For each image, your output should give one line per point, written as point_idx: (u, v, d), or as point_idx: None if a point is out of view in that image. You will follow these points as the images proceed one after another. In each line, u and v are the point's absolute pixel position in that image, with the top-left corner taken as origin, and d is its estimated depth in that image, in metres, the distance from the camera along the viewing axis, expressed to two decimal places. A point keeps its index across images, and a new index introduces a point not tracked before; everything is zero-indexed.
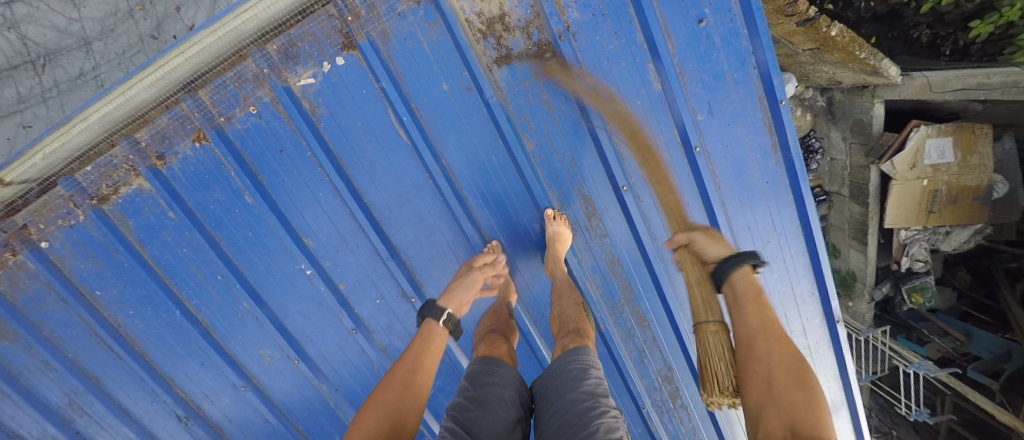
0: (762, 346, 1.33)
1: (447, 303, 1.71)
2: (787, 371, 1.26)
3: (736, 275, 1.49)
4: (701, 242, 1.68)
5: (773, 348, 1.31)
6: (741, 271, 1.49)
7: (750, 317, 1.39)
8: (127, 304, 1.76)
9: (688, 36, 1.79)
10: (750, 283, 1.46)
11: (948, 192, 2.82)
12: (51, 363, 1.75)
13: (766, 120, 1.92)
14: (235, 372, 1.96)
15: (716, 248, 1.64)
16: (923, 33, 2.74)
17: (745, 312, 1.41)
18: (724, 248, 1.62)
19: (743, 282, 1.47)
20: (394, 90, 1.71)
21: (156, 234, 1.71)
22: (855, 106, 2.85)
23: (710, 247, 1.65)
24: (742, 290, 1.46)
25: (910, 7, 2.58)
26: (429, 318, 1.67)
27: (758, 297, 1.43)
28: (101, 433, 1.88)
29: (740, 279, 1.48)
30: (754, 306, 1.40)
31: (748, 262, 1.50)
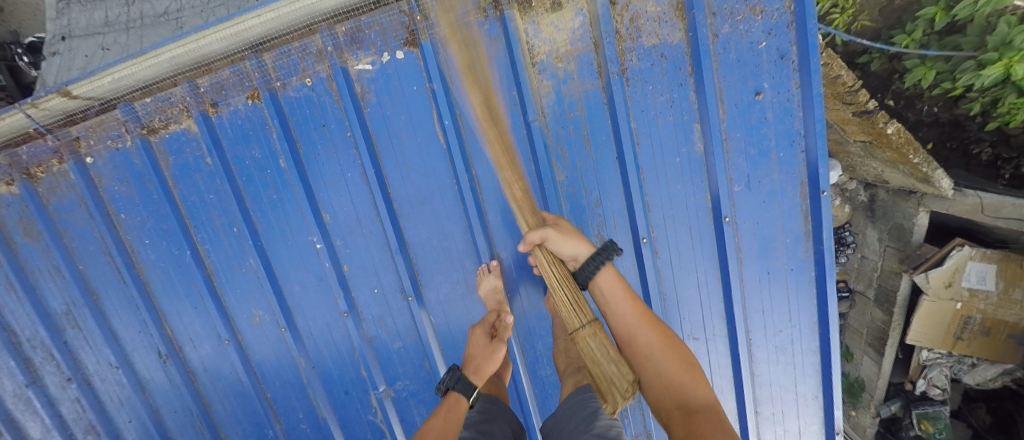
0: (642, 335, 1.44)
1: (475, 379, 1.72)
2: (667, 351, 1.41)
3: (600, 274, 1.53)
4: (556, 242, 1.55)
5: (649, 331, 1.45)
6: (604, 268, 1.52)
7: (621, 306, 1.49)
8: (144, 232, 1.84)
9: (741, 106, 1.75)
10: (612, 279, 1.52)
11: (982, 322, 2.66)
12: (61, 269, 1.86)
13: (803, 206, 1.83)
14: (223, 324, 1.98)
15: (572, 248, 1.55)
16: (984, 150, 2.63)
17: (618, 309, 1.49)
18: (580, 244, 1.54)
19: (608, 280, 1.52)
20: (443, 92, 1.75)
21: (190, 176, 1.79)
22: (898, 209, 2.77)
23: (565, 247, 1.55)
24: (608, 290, 1.51)
25: (975, 121, 2.51)
26: (455, 391, 1.67)
27: (622, 285, 1.51)
28: (85, 349, 1.96)
29: (603, 276, 1.52)
30: (623, 298, 1.49)
31: (607, 258, 1.53)
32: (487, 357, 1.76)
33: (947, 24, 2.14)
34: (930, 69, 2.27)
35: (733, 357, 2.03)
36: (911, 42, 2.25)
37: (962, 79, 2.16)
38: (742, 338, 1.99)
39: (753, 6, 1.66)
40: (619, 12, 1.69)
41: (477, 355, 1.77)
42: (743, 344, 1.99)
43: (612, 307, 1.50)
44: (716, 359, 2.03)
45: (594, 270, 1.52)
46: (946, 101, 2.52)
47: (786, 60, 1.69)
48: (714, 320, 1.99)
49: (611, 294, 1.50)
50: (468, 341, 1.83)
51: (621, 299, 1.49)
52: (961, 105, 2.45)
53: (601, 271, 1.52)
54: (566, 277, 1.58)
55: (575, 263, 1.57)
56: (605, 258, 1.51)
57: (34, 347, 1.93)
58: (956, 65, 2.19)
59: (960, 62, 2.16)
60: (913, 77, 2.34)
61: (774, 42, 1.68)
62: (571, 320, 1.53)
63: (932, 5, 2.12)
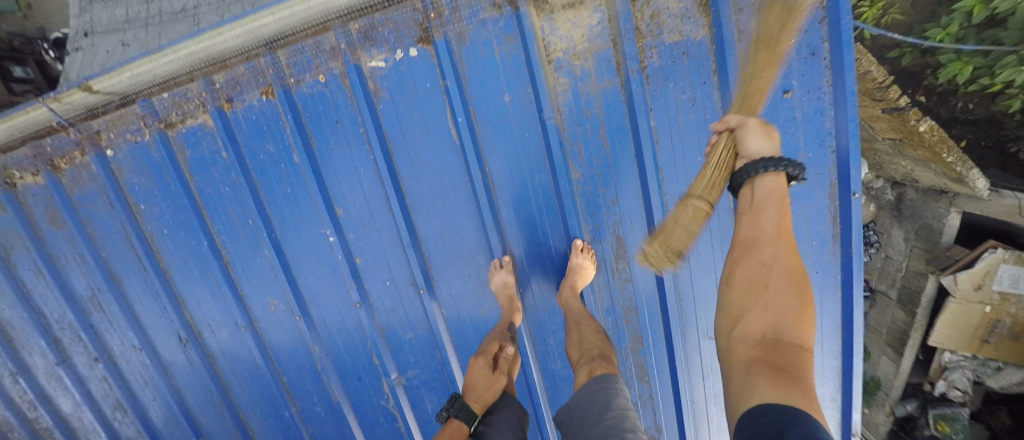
0: (771, 249, 1.22)
1: (476, 407, 1.76)
2: (788, 283, 1.18)
3: (762, 180, 1.23)
4: (752, 132, 1.29)
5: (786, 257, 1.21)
6: (772, 175, 1.22)
7: (767, 214, 1.22)
8: (162, 223, 1.88)
9: (768, 106, 1.64)
10: (775, 189, 1.23)
11: (1011, 326, 2.58)
12: (85, 256, 1.93)
13: (831, 209, 1.74)
14: (240, 311, 2.04)
15: (758, 144, 1.27)
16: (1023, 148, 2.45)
17: (762, 214, 1.23)
18: (767, 145, 1.27)
19: (768, 190, 1.23)
20: (457, 91, 1.70)
21: (207, 169, 1.81)
22: (928, 208, 2.67)
23: (750, 142, 1.28)
24: (764, 194, 1.23)
25: (1013, 118, 2.35)
26: (457, 419, 1.71)
27: (783, 201, 1.22)
28: (110, 332, 2.04)
29: (766, 184, 1.23)
30: (779, 206, 1.21)
31: (782, 169, 1.22)
32: (487, 386, 1.79)
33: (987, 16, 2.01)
34: (967, 64, 2.13)
35: None
36: (946, 35, 2.12)
37: (1001, 75, 2.04)
38: None
39: None
40: (638, 7, 1.60)
41: (478, 386, 1.80)
42: None
43: (756, 218, 1.23)
44: None
45: (759, 172, 1.23)
46: (982, 98, 2.35)
47: (816, 56, 1.56)
48: None
49: (763, 205, 1.22)
50: (470, 373, 1.86)
51: (771, 211, 1.22)
52: (998, 103, 2.29)
53: (767, 176, 1.23)
54: (729, 160, 1.32)
55: (745, 162, 1.29)
56: (777, 168, 1.21)
57: (63, 330, 2.03)
58: (996, 60, 2.05)
59: (1000, 56, 2.05)
60: (948, 72, 2.20)
61: (805, 38, 1.55)
62: (701, 181, 1.35)
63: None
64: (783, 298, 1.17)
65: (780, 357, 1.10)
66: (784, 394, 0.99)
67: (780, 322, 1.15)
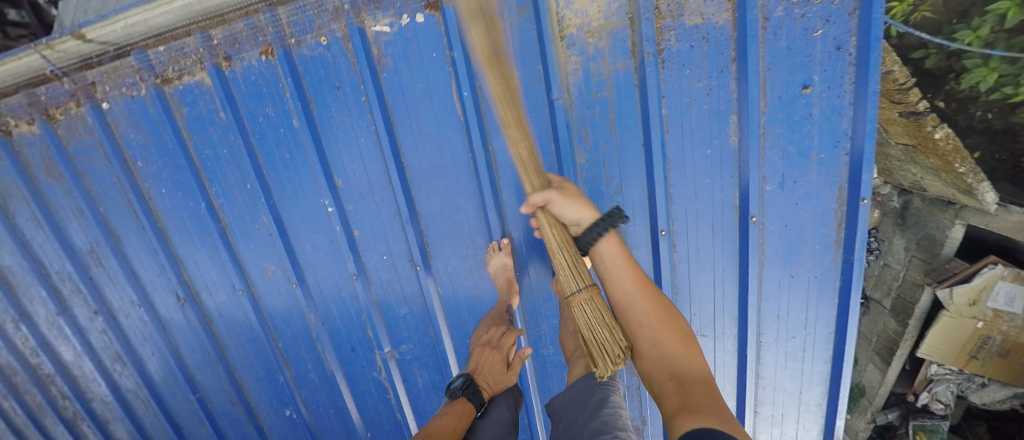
0: (640, 302, 1.29)
1: (484, 393, 1.70)
2: (665, 324, 1.27)
3: (602, 241, 1.37)
4: (560, 205, 1.41)
5: (647, 302, 1.29)
6: (607, 237, 1.36)
7: (619, 270, 1.34)
8: (161, 182, 1.93)
9: (785, 100, 1.56)
10: (615, 247, 1.36)
11: (1001, 343, 2.59)
12: (83, 211, 1.97)
13: (838, 213, 1.65)
14: (237, 275, 2.07)
15: (576, 212, 1.40)
16: None
17: (615, 274, 1.34)
18: (586, 210, 1.40)
19: (611, 249, 1.36)
20: (463, 61, 1.66)
21: (204, 129, 1.84)
22: (932, 219, 2.64)
23: (567, 212, 1.41)
24: (608, 255, 1.36)
25: None
26: (465, 401, 1.62)
27: (626, 255, 1.35)
28: (109, 285, 2.08)
29: (606, 244, 1.36)
30: (622, 261, 1.34)
31: (613, 224, 1.37)
32: (497, 373, 1.74)
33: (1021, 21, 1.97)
34: (992, 70, 2.13)
35: (740, 358, 1.97)
36: (976, 39, 2.07)
37: None
38: (751, 339, 1.90)
39: None
40: None
41: (488, 374, 1.74)
42: (751, 346, 1.91)
43: (609, 278, 1.35)
44: (722, 358, 1.98)
45: (598, 237, 1.36)
46: (1003, 108, 2.28)
47: (842, 51, 1.47)
48: (725, 321, 1.91)
49: (611, 264, 1.35)
50: (475, 358, 1.77)
51: (617, 265, 1.35)
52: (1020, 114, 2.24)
53: (604, 239, 1.36)
54: (565, 242, 1.44)
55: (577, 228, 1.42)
56: (611, 224, 1.35)
57: (63, 280, 2.06)
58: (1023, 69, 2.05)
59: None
60: (972, 78, 2.19)
61: (831, 30, 1.46)
62: (566, 285, 1.39)
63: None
64: (670, 339, 1.25)
65: (696, 395, 1.12)
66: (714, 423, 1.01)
67: (674, 360, 1.21)
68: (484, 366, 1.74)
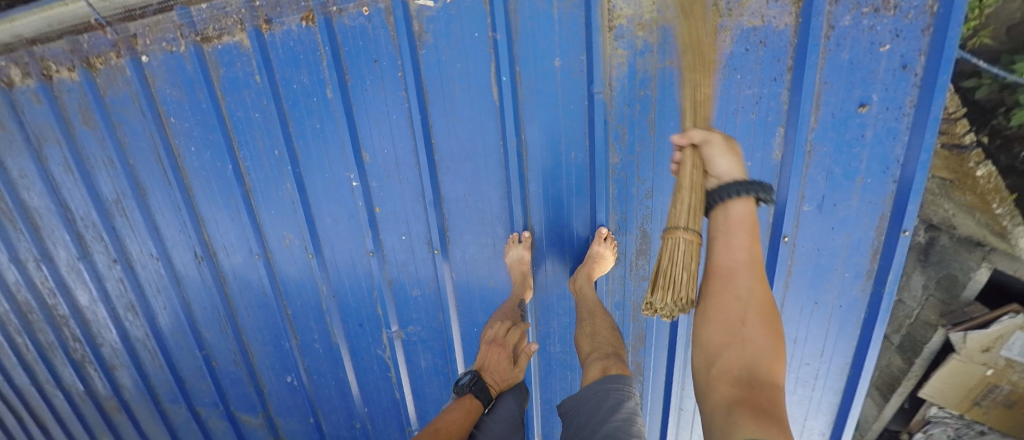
0: (746, 280, 1.01)
1: (493, 389, 1.65)
2: (764, 317, 0.99)
3: (735, 206, 1.07)
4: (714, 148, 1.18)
5: (756, 284, 1.01)
6: (743, 201, 1.06)
7: (739, 240, 1.04)
8: (192, 140, 1.94)
9: (839, 118, 1.55)
10: (746, 216, 1.06)
11: (1008, 393, 2.54)
12: (113, 161, 1.99)
13: (874, 242, 1.66)
14: (256, 239, 2.09)
15: (726, 167, 1.14)
16: None
17: (733, 239, 1.04)
18: (734, 165, 1.14)
19: (741, 217, 1.06)
20: (506, 44, 1.63)
21: (239, 90, 1.84)
22: (957, 258, 2.57)
23: (718, 160, 1.16)
24: (735, 219, 1.07)
25: None
26: (473, 396, 1.58)
27: (755, 230, 1.05)
28: (131, 237, 2.14)
29: (737, 212, 1.07)
30: (749, 231, 1.04)
31: (756, 193, 1.05)
32: (506, 369, 1.68)
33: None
34: None
35: None
36: None
37: None
38: None
39: None
40: None
41: (494, 372, 1.67)
42: None
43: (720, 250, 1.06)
44: None
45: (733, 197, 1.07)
46: None
47: (908, 70, 1.45)
48: None
49: (732, 232, 1.05)
50: (485, 354, 1.71)
51: (743, 235, 1.04)
52: None
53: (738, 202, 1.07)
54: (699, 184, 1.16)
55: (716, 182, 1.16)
56: (752, 192, 1.04)
57: (86, 226, 2.12)
58: None
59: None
60: None
61: (900, 46, 1.43)
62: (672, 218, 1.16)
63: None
64: (759, 334, 0.97)
65: (764, 401, 0.88)
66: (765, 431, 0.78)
67: (757, 358, 0.95)
68: (493, 359, 1.69)
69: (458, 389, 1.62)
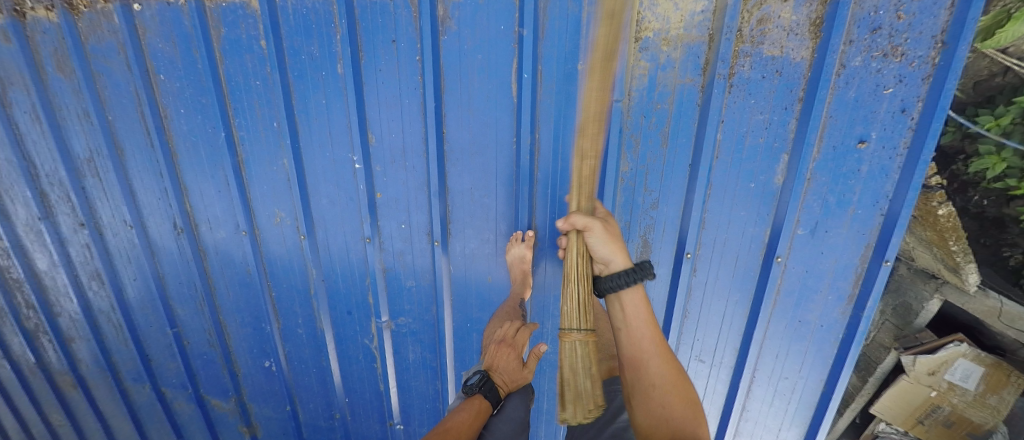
0: (654, 363, 1.24)
1: (502, 391, 1.59)
2: (676, 389, 1.22)
3: (626, 292, 1.26)
4: (597, 237, 1.32)
5: (660, 362, 1.24)
6: (630, 288, 1.25)
7: (638, 329, 1.26)
8: (181, 101, 1.82)
9: (838, 151, 1.61)
10: (638, 301, 1.26)
11: (948, 414, 2.74)
12: (90, 115, 1.84)
13: (859, 268, 1.74)
14: (244, 215, 1.99)
15: (608, 251, 1.31)
16: (1014, 256, 2.64)
17: (634, 330, 1.26)
18: (618, 251, 1.30)
19: (633, 301, 1.26)
20: (531, 40, 1.61)
21: (240, 56, 1.73)
22: (913, 288, 2.82)
23: (600, 248, 1.32)
24: (628, 308, 1.27)
25: (1018, 225, 2.58)
26: (481, 396, 1.53)
27: (648, 311, 1.26)
28: (102, 199, 1.99)
29: (630, 298, 1.26)
30: (644, 318, 1.25)
31: (641, 279, 1.25)
32: (515, 369, 1.63)
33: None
34: (1002, 160, 2.38)
35: (730, 386, 2.07)
36: (996, 126, 2.35)
37: None
38: (746, 371, 2.01)
39: (895, 45, 1.45)
40: (749, 7, 1.50)
41: (504, 372, 1.62)
42: (745, 379, 2.02)
43: (625, 332, 1.28)
44: (712, 384, 2.09)
45: (622, 287, 1.25)
46: (999, 197, 2.60)
47: (906, 114, 1.51)
48: (725, 350, 2.01)
49: (628, 318, 1.27)
50: (494, 355, 1.67)
51: (636, 321, 1.26)
52: (1013, 206, 2.53)
53: (627, 289, 1.26)
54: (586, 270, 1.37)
55: (605, 269, 1.32)
56: (635, 280, 1.24)
57: (51, 184, 1.96)
58: None
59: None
60: (983, 163, 2.45)
61: (901, 91, 1.49)
62: (567, 318, 1.38)
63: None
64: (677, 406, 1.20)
65: None
66: None
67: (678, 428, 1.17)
68: (503, 359, 1.64)
69: (466, 390, 1.57)
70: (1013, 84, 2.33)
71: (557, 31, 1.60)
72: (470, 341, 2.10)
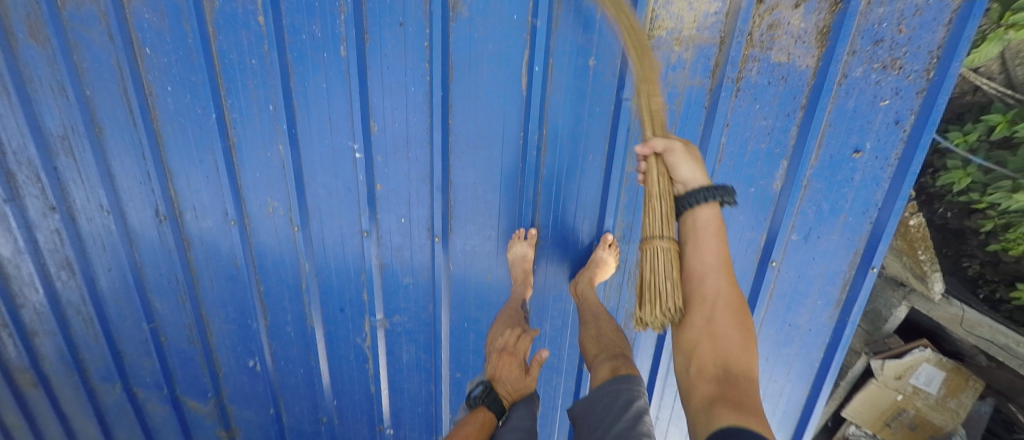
0: (714, 282, 1.26)
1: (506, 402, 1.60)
2: (731, 314, 1.23)
3: (701, 209, 1.30)
4: (676, 156, 1.35)
5: (721, 284, 1.25)
6: (710, 205, 1.28)
7: (706, 248, 1.27)
8: (168, 78, 1.71)
9: (832, 160, 1.67)
10: (712, 220, 1.29)
11: (912, 416, 2.86)
12: (66, 89, 1.71)
13: (849, 273, 1.81)
14: (233, 203, 1.90)
15: (689, 171, 1.34)
16: (972, 265, 2.78)
17: (701, 247, 1.28)
18: (697, 170, 1.33)
19: (707, 219, 1.29)
20: (544, 32, 1.58)
21: (235, 31, 1.63)
22: (883, 295, 2.93)
23: (682, 166, 1.34)
24: (702, 226, 1.29)
25: (978, 237, 2.68)
26: (485, 408, 1.53)
27: (719, 230, 1.29)
28: (77, 183, 1.87)
29: (705, 214, 1.29)
30: (715, 238, 1.27)
31: (718, 197, 1.28)
32: (518, 377, 1.66)
33: (1004, 138, 2.35)
34: (967, 175, 2.52)
35: None
36: (964, 142, 2.49)
37: (994, 195, 2.41)
38: None
39: (895, 58, 1.51)
40: (760, 12, 1.54)
41: (507, 382, 1.64)
42: None
43: (694, 251, 1.29)
44: None
45: (701, 202, 1.29)
46: (961, 210, 2.70)
47: (899, 125, 1.58)
48: None
49: (701, 237, 1.28)
50: (496, 365, 1.69)
51: (709, 241, 1.28)
52: (974, 219, 2.62)
53: (706, 206, 1.29)
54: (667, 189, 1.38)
55: (683, 188, 1.35)
56: (716, 197, 1.27)
57: (20, 164, 1.82)
58: (992, 180, 2.43)
59: (997, 178, 2.41)
60: (950, 177, 2.59)
61: (897, 103, 1.55)
62: (649, 228, 1.34)
63: (999, 113, 2.34)
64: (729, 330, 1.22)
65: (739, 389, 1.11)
66: (743, 418, 1.02)
67: (728, 353, 1.19)
68: (504, 370, 1.66)
69: (470, 403, 1.57)
70: (982, 102, 2.47)
71: (570, 27, 1.58)
72: (466, 342, 2.09)
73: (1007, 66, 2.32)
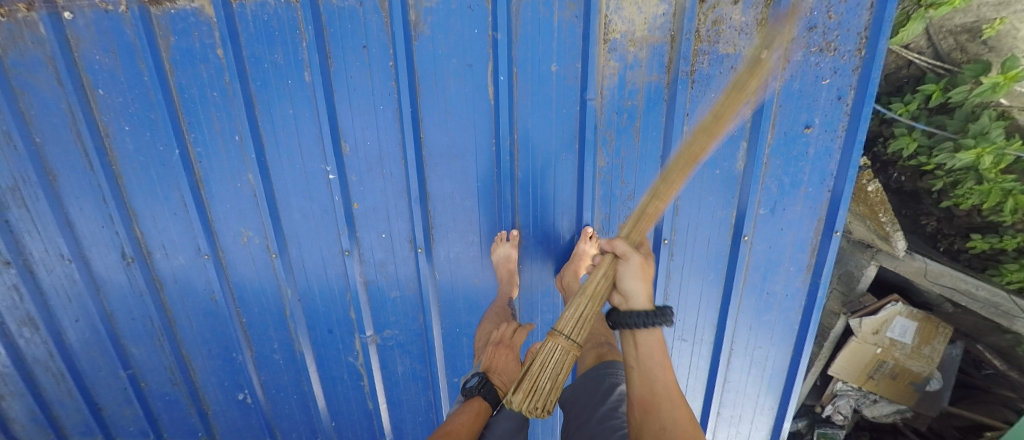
0: (664, 406, 1.32)
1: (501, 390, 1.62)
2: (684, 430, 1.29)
3: (642, 331, 1.38)
4: (629, 270, 1.40)
5: (670, 402, 1.32)
6: (649, 327, 1.36)
7: (655, 368, 1.37)
8: (124, 117, 1.66)
9: (787, 137, 1.75)
10: (654, 341, 1.38)
11: (892, 367, 2.99)
12: (13, 137, 1.65)
13: (814, 241, 1.90)
14: (205, 238, 1.86)
15: (635, 287, 1.40)
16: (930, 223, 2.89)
17: (652, 371, 1.37)
18: (643, 288, 1.39)
19: (648, 340, 1.37)
20: (505, 43, 1.61)
21: (193, 64, 1.60)
22: (853, 258, 3.09)
23: (630, 281, 1.40)
24: (642, 340, 1.38)
25: (931, 197, 2.76)
26: (481, 398, 1.56)
27: (663, 354, 1.38)
28: (31, 234, 1.79)
29: (646, 336, 1.37)
30: (662, 359, 1.37)
31: (660, 322, 1.36)
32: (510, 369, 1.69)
33: (940, 103, 2.39)
34: (913, 140, 2.51)
35: (712, 362, 2.21)
36: (905, 111, 2.51)
37: (938, 156, 2.40)
38: (725, 347, 2.14)
39: (829, 41, 1.60)
40: (704, 10, 1.61)
41: (502, 373, 1.67)
42: (724, 354, 2.16)
43: (644, 370, 1.37)
44: (696, 361, 2.21)
45: (640, 324, 1.36)
46: (914, 173, 2.74)
47: (842, 100, 1.67)
48: (705, 328, 2.13)
49: (649, 359, 1.37)
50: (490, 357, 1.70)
51: (656, 365, 1.37)
52: (925, 180, 2.68)
53: (645, 327, 1.37)
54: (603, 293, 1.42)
55: (627, 302, 1.41)
56: (656, 320, 1.34)
57: None
58: (936, 143, 2.42)
59: (940, 141, 2.41)
60: (898, 144, 2.58)
61: (837, 81, 1.64)
62: (568, 326, 1.38)
63: (932, 83, 2.38)
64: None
65: None
66: None
67: None
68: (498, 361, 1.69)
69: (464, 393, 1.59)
70: (916, 76, 2.52)
71: (532, 34, 1.61)
72: (460, 347, 2.09)
73: (933, 41, 2.41)
